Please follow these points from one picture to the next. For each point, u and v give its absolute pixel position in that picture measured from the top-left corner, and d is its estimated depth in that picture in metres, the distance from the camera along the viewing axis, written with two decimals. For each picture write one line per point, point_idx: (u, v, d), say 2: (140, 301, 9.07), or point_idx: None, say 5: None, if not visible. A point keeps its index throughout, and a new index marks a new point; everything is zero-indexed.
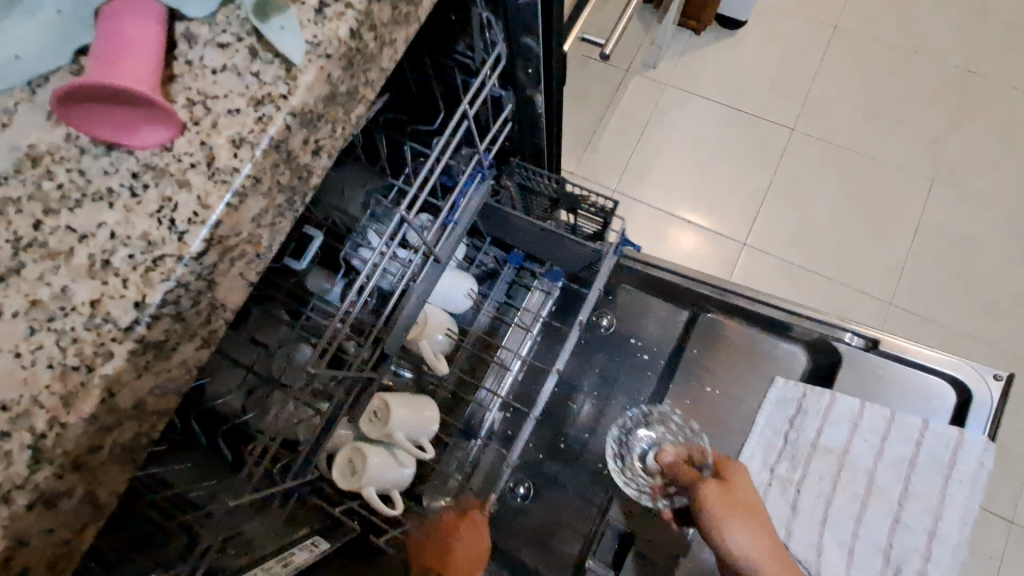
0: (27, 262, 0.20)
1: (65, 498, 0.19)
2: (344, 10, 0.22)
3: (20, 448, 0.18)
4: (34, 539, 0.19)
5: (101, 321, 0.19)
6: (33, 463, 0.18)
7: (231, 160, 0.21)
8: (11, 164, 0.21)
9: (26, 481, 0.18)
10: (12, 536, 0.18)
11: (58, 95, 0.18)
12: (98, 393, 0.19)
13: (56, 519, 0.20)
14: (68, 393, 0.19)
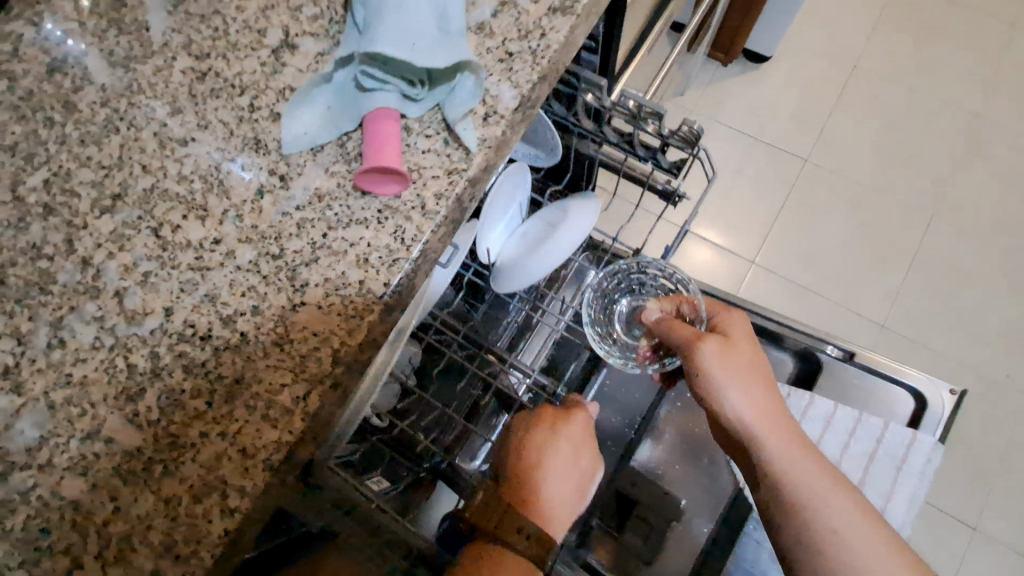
0: (321, 256, 0.36)
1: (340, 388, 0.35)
2: (500, 120, 0.38)
3: (324, 357, 0.34)
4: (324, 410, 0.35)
5: (366, 292, 0.35)
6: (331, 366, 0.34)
7: (435, 206, 0.36)
8: (306, 199, 0.37)
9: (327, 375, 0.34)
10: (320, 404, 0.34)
11: (357, 172, 0.36)
12: (363, 330, 0.35)
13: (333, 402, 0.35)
14: (349, 329, 0.35)
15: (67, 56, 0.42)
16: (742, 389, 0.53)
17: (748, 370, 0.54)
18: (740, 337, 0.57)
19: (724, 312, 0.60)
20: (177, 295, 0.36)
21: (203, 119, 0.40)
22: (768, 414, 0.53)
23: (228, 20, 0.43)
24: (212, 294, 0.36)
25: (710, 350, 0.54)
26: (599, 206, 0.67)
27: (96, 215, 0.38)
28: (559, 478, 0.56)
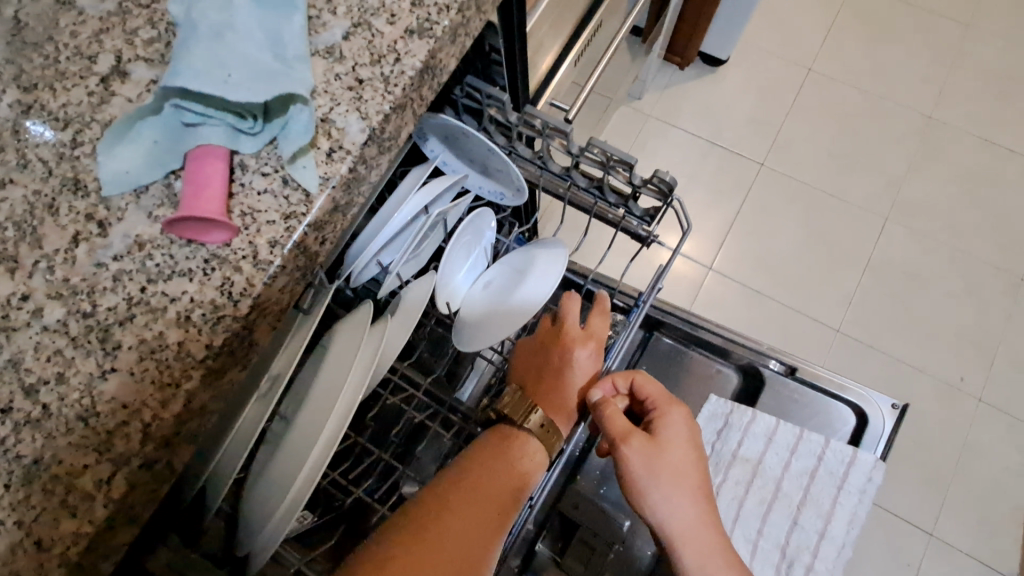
0: (137, 313, 0.32)
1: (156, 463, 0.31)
2: (345, 155, 0.34)
3: (135, 431, 0.31)
4: (139, 488, 0.31)
5: (185, 356, 0.31)
6: (143, 440, 0.31)
7: (269, 254, 0.33)
8: (124, 247, 0.33)
9: (138, 451, 0.31)
10: (129, 483, 0.31)
11: (171, 221, 0.32)
12: (181, 399, 0.31)
13: (150, 479, 0.32)
14: (164, 398, 0.31)
15: None
16: (666, 493, 0.53)
17: (673, 471, 0.54)
18: (665, 433, 0.55)
19: (660, 396, 0.58)
20: None
21: (23, 157, 0.36)
22: (693, 515, 0.53)
23: (64, 46, 0.39)
24: (14, 359, 0.32)
25: (633, 457, 0.54)
26: (567, 256, 0.66)
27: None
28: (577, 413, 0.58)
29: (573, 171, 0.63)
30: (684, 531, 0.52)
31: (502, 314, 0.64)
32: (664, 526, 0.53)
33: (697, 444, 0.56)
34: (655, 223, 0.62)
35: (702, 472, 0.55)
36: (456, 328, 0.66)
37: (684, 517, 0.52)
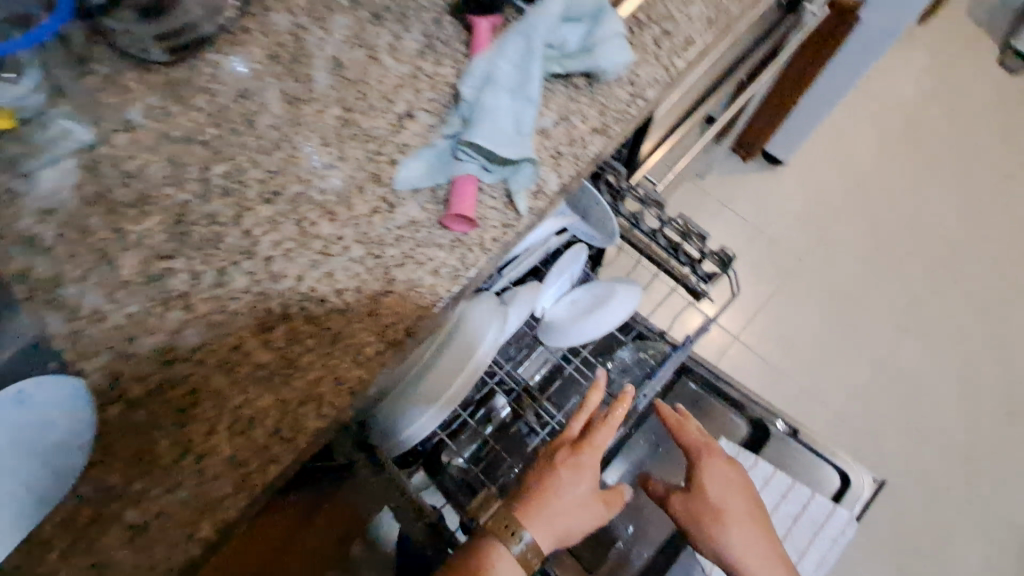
0: (409, 263, 0.54)
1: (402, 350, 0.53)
2: (543, 198, 0.56)
3: (397, 329, 0.53)
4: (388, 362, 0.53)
5: (433, 293, 0.53)
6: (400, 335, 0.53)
7: (489, 246, 0.55)
8: (404, 223, 0.56)
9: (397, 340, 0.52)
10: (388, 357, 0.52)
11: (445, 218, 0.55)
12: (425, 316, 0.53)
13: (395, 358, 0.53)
14: (417, 314, 0.53)
15: (269, 95, 0.63)
16: (722, 533, 0.74)
17: (723, 514, 0.74)
18: (710, 486, 0.75)
19: (702, 448, 0.77)
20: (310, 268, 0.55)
21: (342, 152, 0.60)
22: (746, 545, 0.74)
23: (372, 91, 0.62)
24: (333, 272, 0.54)
25: (696, 516, 0.75)
26: (641, 294, 0.86)
27: (260, 204, 0.58)
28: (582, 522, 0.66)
29: (657, 233, 0.84)
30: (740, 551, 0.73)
31: (576, 323, 0.84)
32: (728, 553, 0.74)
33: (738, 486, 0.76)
34: (711, 285, 0.81)
35: (746, 506, 0.75)
36: (543, 327, 0.87)
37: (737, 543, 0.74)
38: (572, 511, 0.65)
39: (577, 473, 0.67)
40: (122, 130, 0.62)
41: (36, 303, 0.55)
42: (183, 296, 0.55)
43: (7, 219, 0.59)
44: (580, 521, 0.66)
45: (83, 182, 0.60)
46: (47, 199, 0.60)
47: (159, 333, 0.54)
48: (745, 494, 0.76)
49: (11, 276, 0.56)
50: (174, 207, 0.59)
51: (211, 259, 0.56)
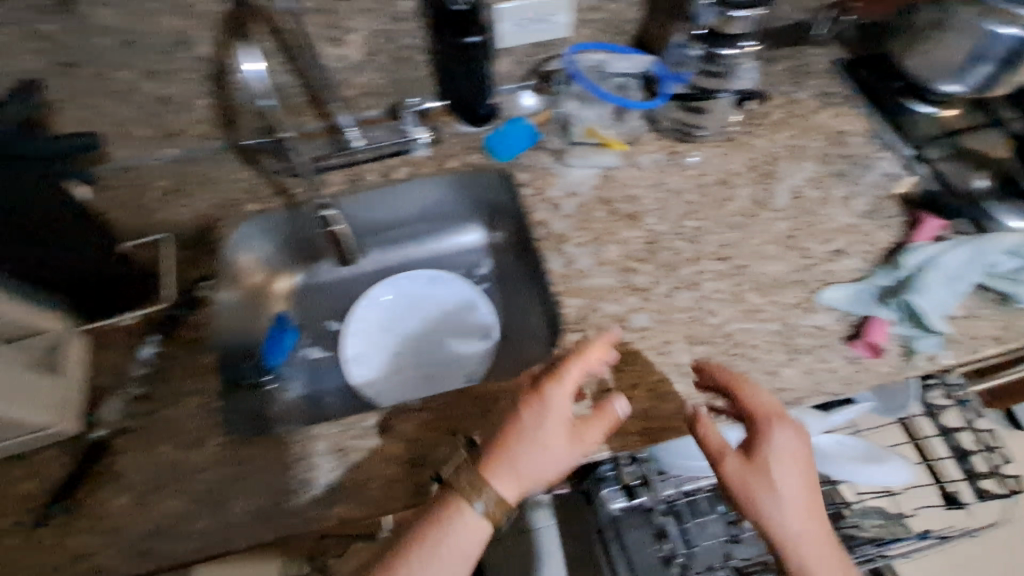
0: (808, 356, 0.75)
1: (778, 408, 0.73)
2: (931, 364, 0.73)
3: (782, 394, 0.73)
4: None
5: (817, 385, 0.73)
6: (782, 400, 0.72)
7: (870, 377, 0.73)
8: (814, 328, 0.76)
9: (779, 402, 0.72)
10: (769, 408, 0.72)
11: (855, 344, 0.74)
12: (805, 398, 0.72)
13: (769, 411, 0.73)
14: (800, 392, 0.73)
15: (743, 191, 0.87)
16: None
17: (796, 536, 0.63)
18: (777, 469, 0.63)
19: (793, 455, 0.64)
20: (738, 320, 0.77)
21: (782, 254, 0.82)
22: (806, 526, 0.63)
23: (819, 223, 0.84)
24: (753, 332, 0.76)
25: (766, 500, 0.63)
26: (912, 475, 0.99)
27: (714, 258, 0.81)
28: (548, 478, 0.62)
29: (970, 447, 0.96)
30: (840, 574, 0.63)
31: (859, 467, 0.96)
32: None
33: (812, 482, 0.64)
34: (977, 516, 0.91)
35: (831, 538, 0.64)
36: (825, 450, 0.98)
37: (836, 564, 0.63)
38: (543, 462, 0.61)
39: (543, 414, 0.62)
40: (633, 166, 0.89)
41: (548, 247, 0.83)
42: (640, 291, 0.79)
43: (545, 187, 0.88)
44: (554, 459, 0.61)
45: (598, 187, 0.88)
46: (573, 187, 0.88)
47: (618, 307, 0.78)
48: (819, 503, 0.64)
49: (537, 223, 0.85)
50: (652, 231, 0.84)
51: (668, 276, 0.80)
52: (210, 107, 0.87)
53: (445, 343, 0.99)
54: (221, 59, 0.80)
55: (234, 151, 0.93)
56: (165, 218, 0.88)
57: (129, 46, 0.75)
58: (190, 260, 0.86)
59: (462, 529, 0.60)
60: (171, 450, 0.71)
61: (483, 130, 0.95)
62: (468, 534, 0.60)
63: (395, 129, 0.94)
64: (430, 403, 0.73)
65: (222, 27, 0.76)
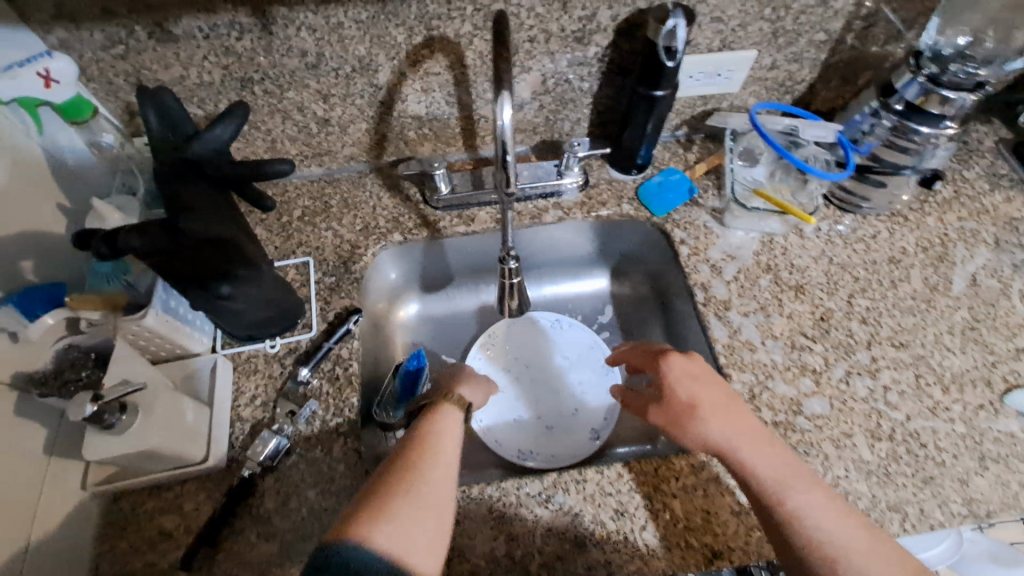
0: (998, 462, 0.70)
1: (971, 518, 0.67)
2: None
3: (975, 503, 0.67)
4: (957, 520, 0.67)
5: (1013, 496, 0.68)
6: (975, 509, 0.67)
7: None
8: (1002, 431, 0.72)
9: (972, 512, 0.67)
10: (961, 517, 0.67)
11: None
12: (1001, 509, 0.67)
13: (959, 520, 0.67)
14: (996, 502, 0.68)
15: (915, 274, 0.83)
16: (808, 495, 0.57)
17: (732, 438, 0.61)
18: (713, 417, 0.63)
19: (688, 381, 0.66)
20: (918, 415, 0.72)
21: (962, 347, 0.77)
22: (776, 463, 0.59)
23: (998, 315, 0.80)
24: (935, 429, 0.72)
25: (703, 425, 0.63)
26: None
27: (889, 344, 0.77)
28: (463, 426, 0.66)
29: None
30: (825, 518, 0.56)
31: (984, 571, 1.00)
32: (830, 549, 0.54)
33: (726, 401, 0.64)
34: None
35: (803, 483, 0.58)
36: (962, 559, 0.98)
37: (834, 518, 0.56)
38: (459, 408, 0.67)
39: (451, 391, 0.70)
40: (797, 234, 0.85)
41: (711, 314, 0.79)
42: (814, 372, 0.74)
43: (704, 247, 0.84)
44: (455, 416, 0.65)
45: (760, 252, 0.83)
46: (734, 249, 0.84)
47: (791, 387, 0.73)
48: (771, 442, 0.61)
49: (698, 285, 0.81)
50: (822, 308, 0.79)
51: (842, 359, 0.75)
52: (367, 132, 0.84)
53: (565, 404, 0.90)
54: (394, 88, 0.78)
55: (377, 175, 0.90)
56: (306, 238, 0.84)
57: (313, 67, 0.74)
58: (332, 287, 0.80)
59: (444, 433, 0.61)
60: (318, 497, 0.66)
61: (635, 180, 0.91)
62: (443, 440, 0.60)
63: (546, 170, 0.89)
64: (595, 474, 0.68)
65: (408, 57, 0.74)
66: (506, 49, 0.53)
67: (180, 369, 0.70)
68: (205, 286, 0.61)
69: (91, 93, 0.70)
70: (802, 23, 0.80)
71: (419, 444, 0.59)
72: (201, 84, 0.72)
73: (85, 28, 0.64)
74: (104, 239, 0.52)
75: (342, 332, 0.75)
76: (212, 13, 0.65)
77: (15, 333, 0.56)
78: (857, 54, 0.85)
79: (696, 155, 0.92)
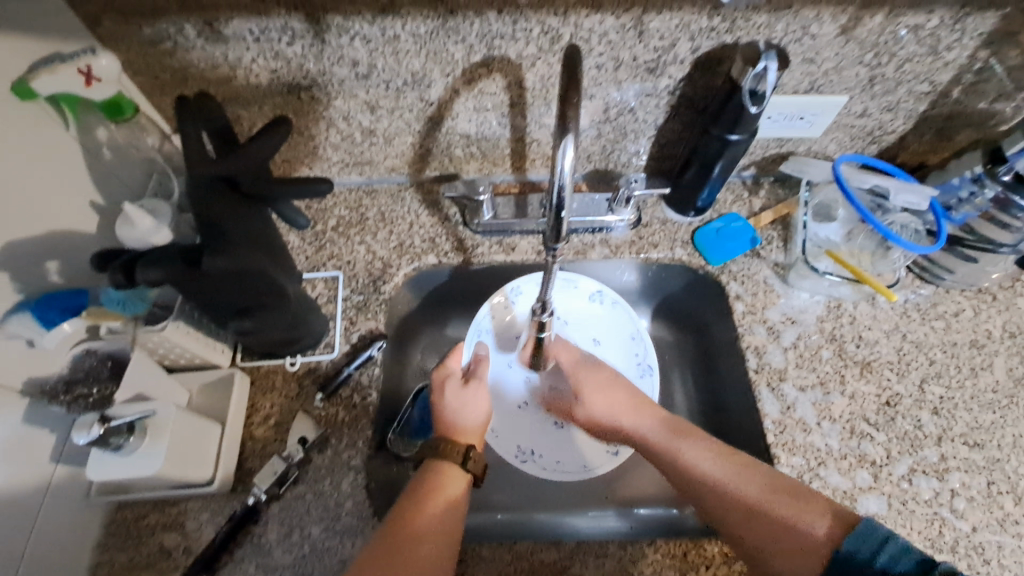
0: None
1: None
2: None
3: None
4: None
5: None
6: None
7: None
8: None
9: None
10: None
11: None
12: None
13: None
14: None
15: (1001, 364, 0.73)
16: (687, 445, 0.64)
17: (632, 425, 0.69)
18: (608, 407, 0.71)
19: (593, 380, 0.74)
20: (989, 527, 0.64)
21: None
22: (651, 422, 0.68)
23: None
24: (1007, 546, 0.63)
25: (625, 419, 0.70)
26: None
27: (962, 442, 0.68)
28: (480, 417, 0.70)
29: None
30: (711, 465, 0.61)
31: None
32: (717, 481, 0.59)
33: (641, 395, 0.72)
34: None
35: (696, 436, 0.64)
36: None
37: (710, 455, 0.62)
38: (468, 411, 0.69)
39: (463, 397, 0.70)
40: (869, 302, 0.77)
41: (763, 384, 0.71)
42: (873, 464, 0.67)
43: (762, 306, 0.77)
44: (475, 406, 0.70)
45: (824, 318, 0.76)
46: (795, 312, 0.76)
47: (846, 479, 0.66)
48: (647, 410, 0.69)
49: (751, 348, 0.74)
50: (888, 391, 0.71)
51: (906, 452, 0.68)
52: (412, 145, 0.80)
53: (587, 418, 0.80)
54: (445, 104, 0.74)
55: (418, 190, 0.86)
56: (338, 251, 0.80)
57: (363, 78, 0.70)
58: (359, 306, 0.77)
59: (466, 420, 0.68)
60: (323, 536, 0.62)
61: (692, 222, 0.84)
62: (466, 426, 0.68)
63: (596, 203, 0.83)
64: (617, 549, 0.62)
65: (463, 74, 0.70)
66: (576, 90, 0.48)
67: (198, 378, 0.67)
68: (219, 314, 0.58)
69: (135, 85, 0.68)
70: (903, 72, 0.71)
71: (445, 445, 0.64)
72: (248, 86, 0.69)
73: (136, 23, 0.61)
74: (121, 268, 0.50)
75: (365, 357, 0.71)
76: (264, 17, 0.62)
77: (31, 341, 0.54)
78: (960, 109, 0.76)
79: (762, 201, 0.85)
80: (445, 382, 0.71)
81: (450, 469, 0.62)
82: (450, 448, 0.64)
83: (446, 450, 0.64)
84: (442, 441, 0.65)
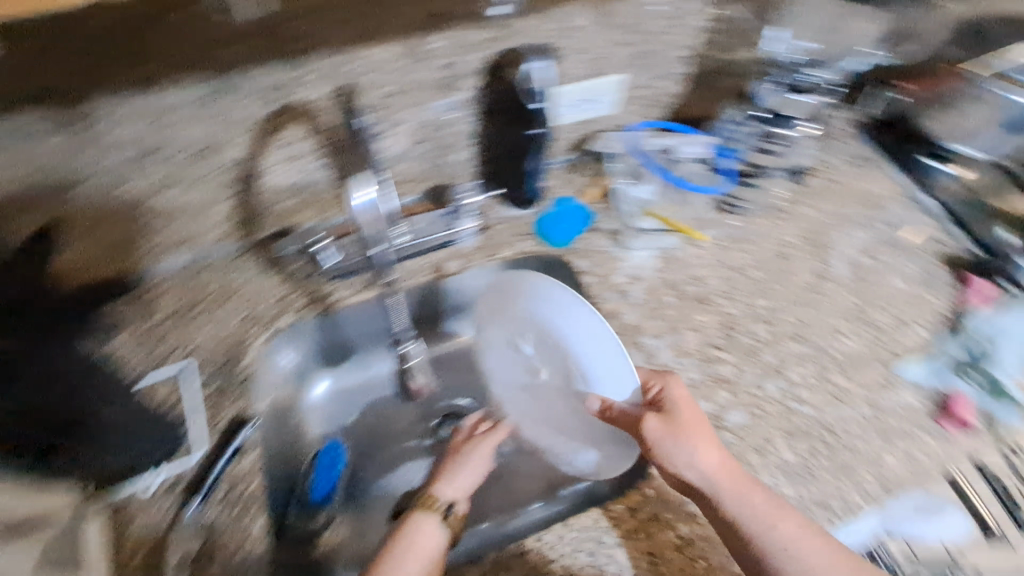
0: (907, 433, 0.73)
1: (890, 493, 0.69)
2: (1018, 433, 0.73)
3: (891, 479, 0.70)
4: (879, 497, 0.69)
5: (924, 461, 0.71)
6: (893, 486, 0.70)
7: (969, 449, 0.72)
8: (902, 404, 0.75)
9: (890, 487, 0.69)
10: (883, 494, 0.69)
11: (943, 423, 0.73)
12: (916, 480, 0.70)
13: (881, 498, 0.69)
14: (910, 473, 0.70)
15: (804, 266, 0.87)
16: (770, 512, 0.58)
17: (717, 463, 0.60)
18: (693, 437, 0.61)
19: (688, 403, 0.64)
20: (828, 404, 0.75)
21: (855, 331, 0.81)
22: (721, 461, 0.60)
23: (880, 293, 0.85)
24: (844, 415, 0.74)
25: (678, 448, 0.60)
26: None
27: (791, 340, 0.80)
28: (475, 483, 0.71)
29: None
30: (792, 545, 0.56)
31: None
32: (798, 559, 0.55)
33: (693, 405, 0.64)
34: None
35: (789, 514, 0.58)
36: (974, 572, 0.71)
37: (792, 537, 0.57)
38: (464, 477, 0.71)
39: (462, 461, 0.73)
40: (693, 245, 0.87)
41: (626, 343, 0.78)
42: (729, 383, 0.76)
43: (608, 273, 0.84)
44: (472, 469, 0.72)
45: (661, 269, 0.85)
46: (636, 271, 0.84)
47: (711, 404, 0.74)
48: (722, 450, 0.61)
49: (609, 314, 0.80)
50: (726, 316, 0.81)
51: (751, 364, 0.78)
52: (232, 211, 0.76)
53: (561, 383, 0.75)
54: (251, 162, 0.71)
55: (255, 253, 0.82)
56: (181, 339, 0.74)
57: (147, 156, 0.65)
58: (221, 390, 0.72)
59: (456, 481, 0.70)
60: None
61: (531, 215, 0.89)
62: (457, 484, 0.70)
63: (436, 219, 0.84)
64: (534, 540, 0.64)
65: (259, 129, 0.68)
66: None
67: None
68: None
69: None
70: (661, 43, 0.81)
71: (420, 503, 0.66)
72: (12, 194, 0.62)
73: None
74: None
75: (236, 445, 0.67)
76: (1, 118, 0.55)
77: None
78: (717, 64, 0.88)
79: (587, 178, 0.92)
80: (456, 441, 0.77)
81: (420, 526, 0.63)
82: (425, 507, 0.66)
83: (423, 508, 0.66)
84: (423, 498, 0.67)
